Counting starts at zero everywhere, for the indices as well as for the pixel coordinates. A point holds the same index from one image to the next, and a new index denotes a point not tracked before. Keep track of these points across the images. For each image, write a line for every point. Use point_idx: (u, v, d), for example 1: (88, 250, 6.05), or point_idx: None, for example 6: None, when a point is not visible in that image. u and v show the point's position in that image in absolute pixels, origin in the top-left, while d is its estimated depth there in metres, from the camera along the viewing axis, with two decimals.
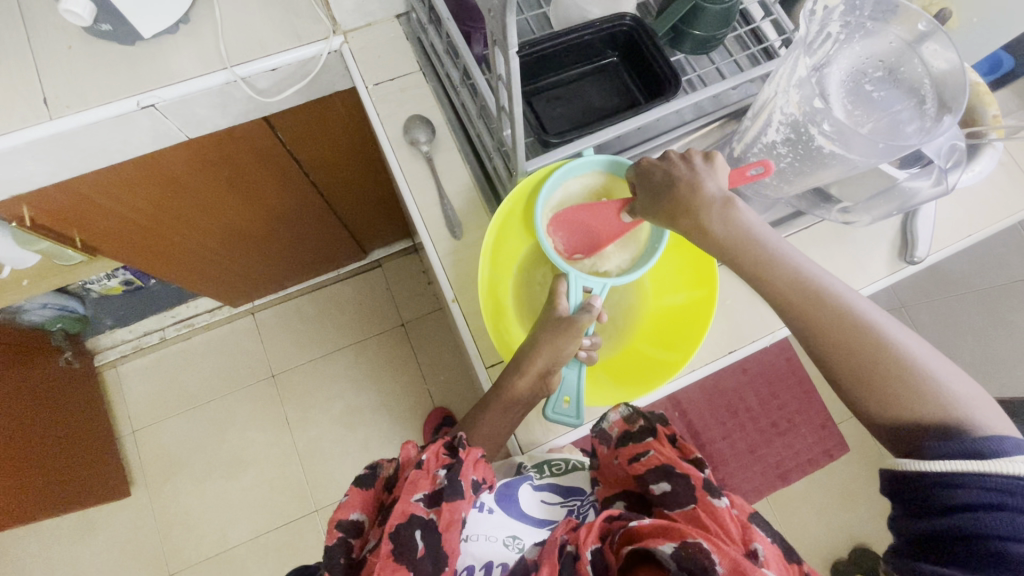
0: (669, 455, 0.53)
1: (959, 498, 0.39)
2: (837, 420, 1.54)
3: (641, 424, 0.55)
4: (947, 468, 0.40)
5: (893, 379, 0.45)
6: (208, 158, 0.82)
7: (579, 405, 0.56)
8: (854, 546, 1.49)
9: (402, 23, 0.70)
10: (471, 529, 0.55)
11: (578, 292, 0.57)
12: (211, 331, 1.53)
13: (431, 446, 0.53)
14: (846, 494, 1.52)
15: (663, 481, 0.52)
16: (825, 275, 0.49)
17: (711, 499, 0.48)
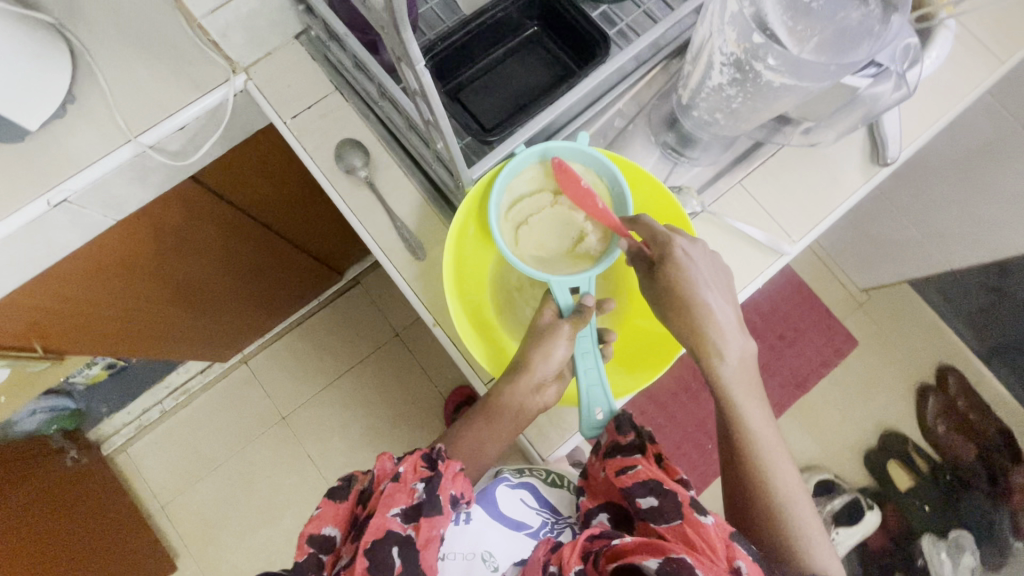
0: (657, 473, 0.51)
1: None
2: (841, 318, 1.57)
3: (630, 439, 0.54)
4: None
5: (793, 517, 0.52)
6: (148, 235, 0.78)
7: (610, 410, 0.55)
8: (884, 432, 1.51)
9: (303, 43, 0.64)
10: (448, 548, 0.64)
11: (566, 295, 0.55)
12: (209, 390, 1.50)
13: (410, 458, 0.53)
14: (865, 385, 1.54)
15: (649, 496, 0.50)
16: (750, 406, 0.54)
17: (698, 516, 0.47)
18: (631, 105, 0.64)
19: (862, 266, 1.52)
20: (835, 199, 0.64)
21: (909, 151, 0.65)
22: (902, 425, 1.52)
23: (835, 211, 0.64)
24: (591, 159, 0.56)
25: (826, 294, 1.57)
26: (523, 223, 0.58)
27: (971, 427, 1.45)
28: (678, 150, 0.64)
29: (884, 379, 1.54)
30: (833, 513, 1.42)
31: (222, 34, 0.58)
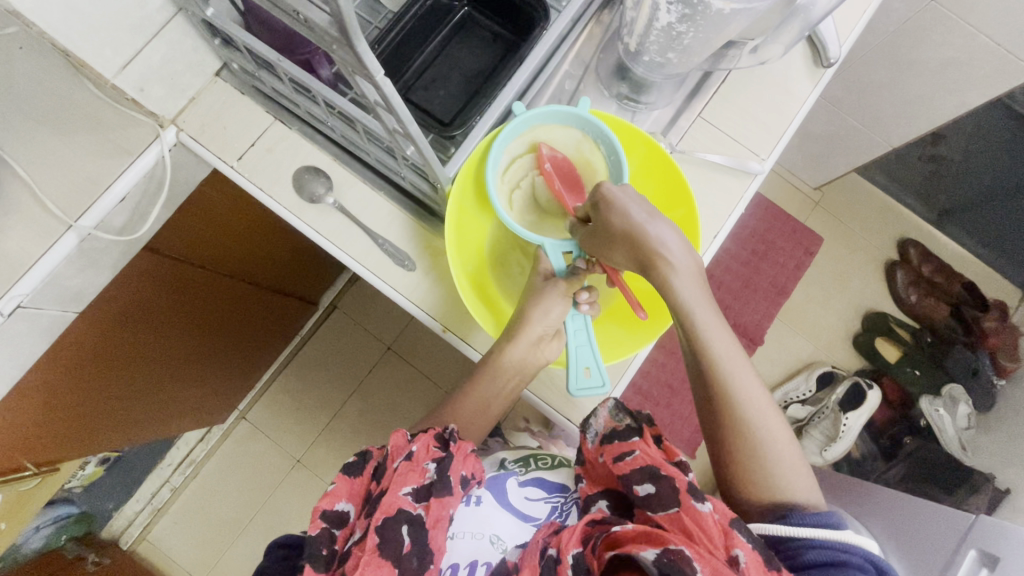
0: (654, 456, 0.52)
1: (813, 553, 0.46)
2: (803, 221, 1.64)
3: (626, 423, 0.56)
4: (801, 532, 0.47)
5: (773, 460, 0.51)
6: (113, 317, 0.73)
7: (601, 371, 0.55)
8: (867, 314, 1.60)
9: (226, 79, 0.61)
10: (457, 528, 0.63)
11: (560, 258, 0.57)
12: (215, 455, 1.46)
13: (422, 438, 0.54)
14: (838, 276, 1.63)
15: (647, 482, 0.50)
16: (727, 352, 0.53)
17: (694, 504, 0.46)
18: (575, 65, 0.64)
19: (812, 166, 1.58)
20: (791, 108, 0.65)
21: (846, 46, 0.67)
22: (880, 304, 1.61)
23: (794, 121, 0.65)
24: (589, 124, 0.56)
25: (784, 202, 1.64)
26: (516, 187, 0.59)
27: (939, 290, 1.55)
28: (633, 99, 0.63)
29: (853, 266, 1.63)
30: (838, 399, 1.47)
31: (140, 89, 0.54)
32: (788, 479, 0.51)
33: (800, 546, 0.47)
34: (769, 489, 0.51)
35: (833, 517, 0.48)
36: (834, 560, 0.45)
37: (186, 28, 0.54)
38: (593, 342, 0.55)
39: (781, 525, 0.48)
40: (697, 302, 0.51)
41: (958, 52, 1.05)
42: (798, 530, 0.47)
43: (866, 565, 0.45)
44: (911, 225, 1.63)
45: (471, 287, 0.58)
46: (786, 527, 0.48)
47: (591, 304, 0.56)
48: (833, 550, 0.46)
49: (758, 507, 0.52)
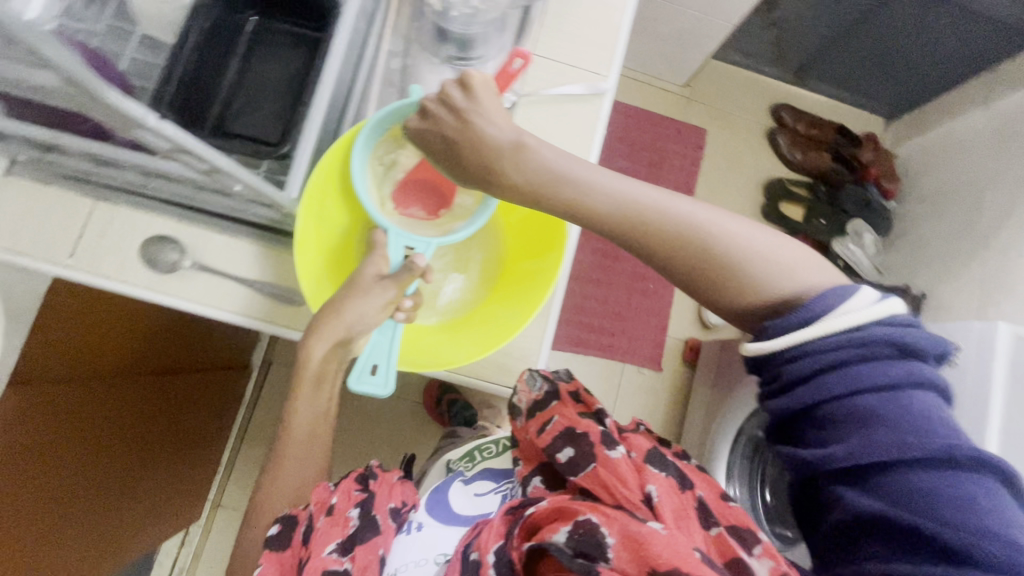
0: (570, 417, 0.55)
1: (801, 369, 0.41)
2: (684, 119, 1.72)
3: (545, 389, 0.58)
4: (795, 343, 0.41)
5: (732, 280, 0.46)
6: (20, 467, 0.65)
7: (386, 372, 0.51)
8: (765, 183, 1.70)
9: (22, 173, 0.54)
10: (398, 561, 0.57)
11: (397, 253, 0.52)
12: (202, 558, 1.33)
13: (341, 485, 0.53)
14: (731, 158, 1.72)
15: (567, 447, 0.52)
16: (640, 196, 0.48)
17: (606, 453, 0.50)
18: (395, 42, 0.62)
19: (671, 67, 1.63)
20: (615, 19, 0.66)
21: None
22: (775, 170, 1.72)
23: (622, 29, 0.66)
24: None
25: (662, 109, 1.71)
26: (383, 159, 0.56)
27: (819, 142, 1.68)
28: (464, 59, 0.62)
29: (742, 144, 1.72)
30: None
31: None
32: (768, 265, 0.45)
33: (789, 359, 0.42)
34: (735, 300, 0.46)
35: (830, 296, 0.42)
36: (833, 367, 0.40)
37: None
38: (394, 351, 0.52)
39: (759, 344, 0.43)
40: (549, 164, 0.49)
41: None
42: (792, 339, 0.41)
43: (877, 350, 0.40)
44: (776, 91, 1.74)
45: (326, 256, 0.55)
46: (774, 342, 0.42)
47: (410, 316, 0.52)
48: (821, 352, 0.41)
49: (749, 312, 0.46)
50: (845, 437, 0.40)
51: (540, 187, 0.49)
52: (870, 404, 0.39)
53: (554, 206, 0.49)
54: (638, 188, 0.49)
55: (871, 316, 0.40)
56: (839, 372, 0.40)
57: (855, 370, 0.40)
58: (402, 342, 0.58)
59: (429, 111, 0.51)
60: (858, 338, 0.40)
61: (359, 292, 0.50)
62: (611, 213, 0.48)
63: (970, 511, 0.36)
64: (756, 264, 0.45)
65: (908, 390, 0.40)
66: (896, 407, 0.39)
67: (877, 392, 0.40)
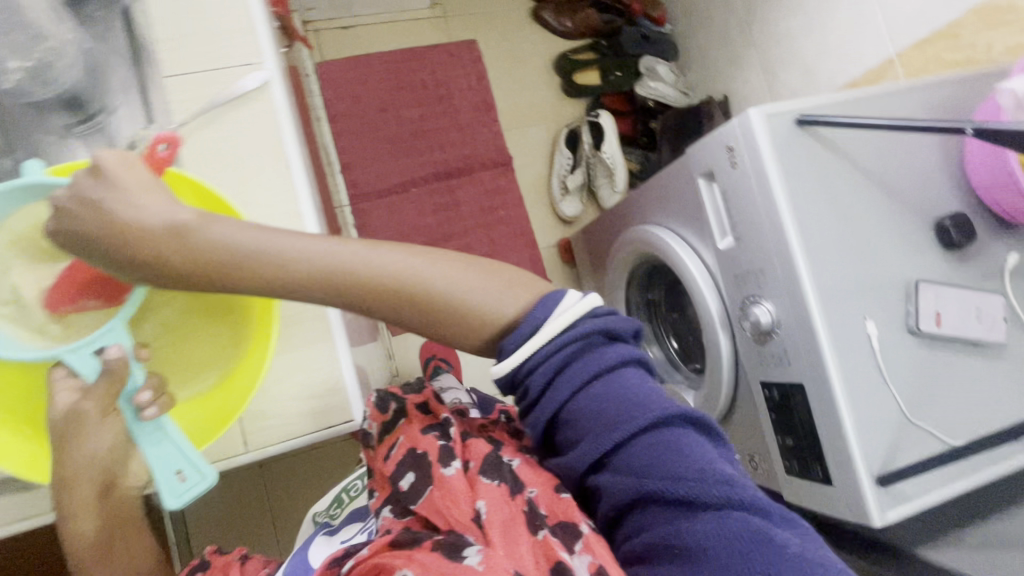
0: (414, 436, 0.52)
1: (540, 377, 0.43)
2: (450, 38, 1.64)
3: (392, 410, 0.56)
4: (527, 355, 0.42)
5: (445, 311, 0.44)
6: None
7: (193, 467, 0.46)
8: (554, 65, 1.70)
9: None
10: None
11: (82, 366, 0.45)
12: None
13: None
14: (512, 57, 1.68)
15: (410, 473, 0.50)
16: (333, 254, 0.43)
17: (440, 472, 0.48)
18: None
19: None
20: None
21: None
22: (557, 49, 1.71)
23: (251, 4, 0.58)
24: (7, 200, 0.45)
25: (424, 38, 1.62)
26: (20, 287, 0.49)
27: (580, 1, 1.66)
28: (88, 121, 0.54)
29: (516, 39, 1.69)
30: (590, 145, 1.59)
31: None
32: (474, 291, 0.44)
33: (528, 373, 0.43)
34: (461, 330, 0.44)
35: (543, 306, 0.44)
36: (566, 366, 0.43)
37: None
38: (183, 445, 0.46)
39: (497, 364, 0.43)
40: (232, 231, 0.43)
41: None
42: (524, 352, 0.42)
43: (595, 339, 0.44)
44: None
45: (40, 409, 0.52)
46: (506, 362, 0.43)
47: (162, 402, 0.47)
48: (548, 357, 0.43)
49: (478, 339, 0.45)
50: (591, 430, 0.42)
51: (230, 266, 0.42)
52: (604, 391, 0.42)
53: (243, 280, 0.43)
54: (331, 245, 0.44)
55: (581, 310, 0.44)
56: (573, 367, 0.43)
57: (583, 362, 0.43)
58: (202, 418, 0.52)
59: (79, 209, 0.42)
60: (575, 334, 0.43)
61: (74, 436, 0.47)
62: (305, 271, 0.43)
63: (694, 463, 0.39)
64: (458, 294, 0.44)
65: (624, 369, 0.44)
66: (618, 386, 0.42)
67: (607, 377, 0.43)
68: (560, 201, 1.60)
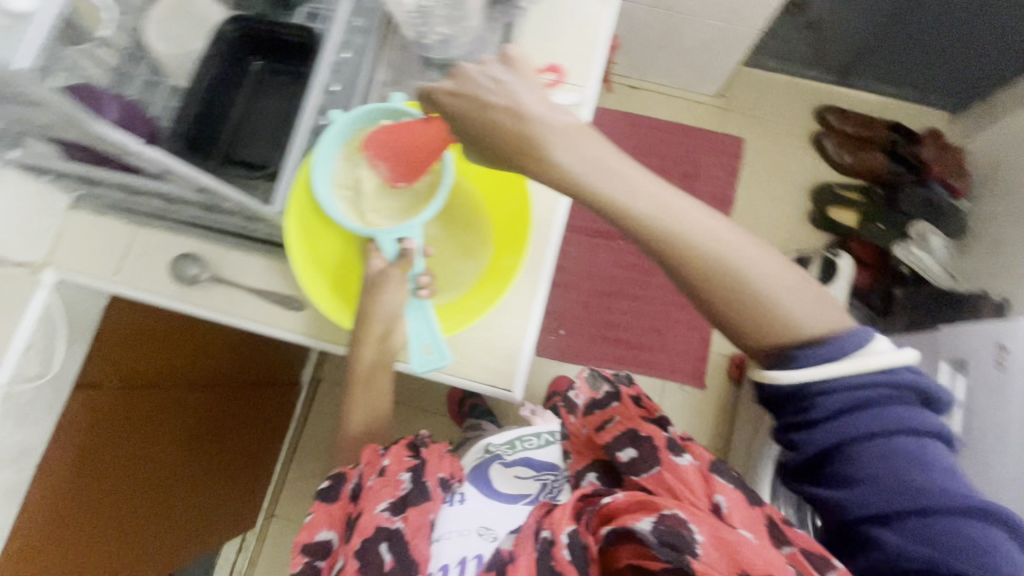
0: (632, 420, 0.59)
1: (832, 406, 0.46)
2: (719, 129, 1.68)
3: (605, 390, 0.62)
4: (821, 379, 0.45)
5: (751, 303, 0.47)
6: (78, 464, 0.76)
7: (438, 346, 0.55)
8: (813, 190, 1.62)
9: (83, 207, 0.65)
10: (442, 529, 0.60)
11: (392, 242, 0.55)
12: (259, 562, 1.42)
13: (394, 449, 0.57)
14: (772, 166, 1.65)
15: (629, 448, 0.57)
16: (670, 209, 0.46)
17: (672, 458, 0.54)
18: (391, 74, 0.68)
19: (699, 78, 1.60)
20: (592, 33, 0.69)
21: None
22: (822, 176, 1.64)
23: (598, 41, 0.69)
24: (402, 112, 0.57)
25: (696, 120, 1.68)
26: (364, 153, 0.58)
27: (868, 142, 1.59)
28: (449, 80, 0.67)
29: (783, 152, 1.66)
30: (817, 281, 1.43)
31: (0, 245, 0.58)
32: (784, 297, 0.46)
33: (816, 395, 0.46)
34: (755, 327, 0.47)
35: (855, 337, 0.46)
36: (861, 410, 0.45)
37: (20, 177, 0.58)
38: (432, 326, 0.55)
39: (789, 371, 0.46)
40: (588, 158, 0.45)
41: None
42: (819, 376, 0.45)
43: (900, 394, 0.46)
44: (816, 91, 1.67)
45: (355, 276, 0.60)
46: (800, 373, 0.46)
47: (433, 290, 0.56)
48: (846, 394, 0.45)
49: (765, 343, 0.48)
50: (869, 479, 0.45)
51: (577, 184, 0.45)
52: (893, 448, 0.45)
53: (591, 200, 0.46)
54: (670, 202, 0.47)
55: (893, 359, 0.45)
56: (871, 413, 0.45)
57: (878, 413, 0.45)
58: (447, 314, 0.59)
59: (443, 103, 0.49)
60: (886, 378, 0.45)
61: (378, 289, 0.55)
62: (642, 217, 0.46)
63: (986, 562, 0.42)
64: (771, 292, 0.46)
65: (923, 436, 0.46)
66: (911, 451, 0.45)
67: (903, 436, 0.45)
68: None
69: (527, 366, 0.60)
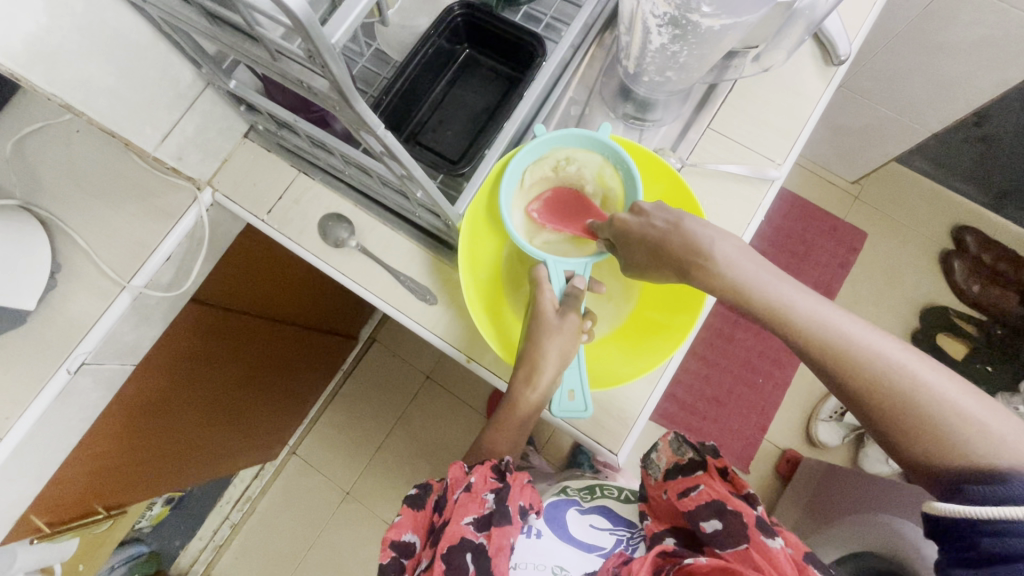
0: (719, 490, 0.51)
1: (993, 547, 0.37)
2: (844, 217, 1.57)
3: (689, 457, 0.56)
4: (983, 514, 0.37)
5: (938, 427, 0.41)
6: (164, 368, 0.78)
7: (585, 395, 0.54)
8: (925, 309, 1.50)
9: (254, 139, 0.65)
10: (519, 558, 0.58)
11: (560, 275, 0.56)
12: (270, 491, 1.45)
13: (480, 468, 0.52)
14: (889, 271, 1.54)
15: (713, 518, 0.49)
16: (841, 331, 0.45)
17: (762, 538, 0.46)
18: (582, 92, 0.66)
19: (844, 161, 1.51)
20: (804, 113, 0.64)
21: (857, 43, 0.66)
22: (939, 297, 1.52)
23: (809, 122, 0.64)
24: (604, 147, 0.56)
25: (823, 201, 1.58)
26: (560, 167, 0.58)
27: (1004, 278, 1.45)
28: (640, 118, 0.64)
29: (905, 259, 1.55)
30: None
31: (179, 158, 0.59)
32: (981, 426, 0.40)
33: (977, 530, 0.38)
34: (940, 450, 0.41)
35: None
36: None
37: (215, 99, 0.59)
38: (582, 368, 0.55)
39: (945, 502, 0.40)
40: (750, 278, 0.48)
41: (991, 29, 0.95)
42: (978, 510, 0.38)
43: None
44: (961, 209, 1.55)
45: (502, 283, 0.61)
46: (960, 507, 0.38)
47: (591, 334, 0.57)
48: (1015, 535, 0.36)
49: (946, 473, 0.41)
50: None
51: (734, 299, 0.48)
52: None
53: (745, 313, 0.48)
54: (844, 327, 0.46)
55: None
56: None
57: None
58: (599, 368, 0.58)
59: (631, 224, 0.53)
60: None
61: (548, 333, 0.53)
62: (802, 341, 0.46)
63: None
64: (965, 414, 0.41)
65: None
66: None
67: None
68: (822, 420, 1.41)
69: (640, 435, 0.57)
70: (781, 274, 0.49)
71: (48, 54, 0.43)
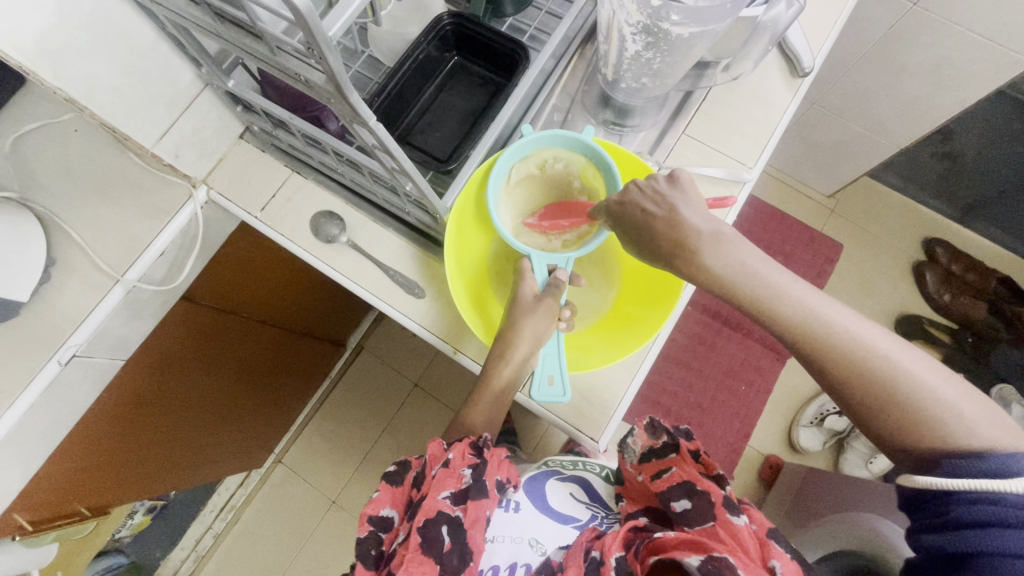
0: (691, 472, 0.54)
1: (968, 513, 0.39)
2: (821, 229, 1.63)
3: (663, 440, 0.58)
4: (959, 484, 0.39)
5: (915, 411, 0.43)
6: (154, 365, 0.78)
7: (563, 380, 0.56)
8: (899, 318, 1.55)
9: (249, 140, 0.68)
10: (497, 531, 0.61)
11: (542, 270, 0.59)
12: (255, 500, 1.44)
13: (457, 445, 0.54)
14: (864, 281, 1.59)
15: (683, 497, 0.52)
16: (824, 320, 0.46)
17: (729, 516, 0.48)
18: (565, 99, 0.69)
19: (820, 175, 1.57)
20: (773, 120, 0.69)
21: (820, 57, 0.71)
22: (912, 306, 1.57)
23: (777, 129, 0.68)
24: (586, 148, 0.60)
25: (801, 213, 1.64)
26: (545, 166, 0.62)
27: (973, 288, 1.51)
28: (619, 124, 0.67)
29: (879, 269, 1.60)
30: None
31: (176, 155, 0.62)
32: (953, 409, 0.42)
33: (953, 499, 0.40)
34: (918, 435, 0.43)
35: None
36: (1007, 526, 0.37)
37: (212, 100, 0.62)
38: (560, 356, 0.57)
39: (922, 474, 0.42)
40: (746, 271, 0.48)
41: (949, 50, 1.01)
42: (953, 481, 0.40)
43: None
44: (931, 222, 1.62)
45: (489, 278, 0.64)
46: (935, 477, 0.40)
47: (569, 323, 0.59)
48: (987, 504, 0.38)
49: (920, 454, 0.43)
50: None
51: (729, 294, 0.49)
52: None
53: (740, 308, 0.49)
54: (828, 315, 0.47)
55: None
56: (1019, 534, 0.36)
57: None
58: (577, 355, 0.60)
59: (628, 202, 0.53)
60: None
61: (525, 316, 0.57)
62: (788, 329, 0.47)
63: None
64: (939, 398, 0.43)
65: None
66: None
67: None
68: (803, 426, 1.45)
69: (619, 422, 0.59)
70: (764, 262, 0.49)
71: (55, 51, 0.46)
